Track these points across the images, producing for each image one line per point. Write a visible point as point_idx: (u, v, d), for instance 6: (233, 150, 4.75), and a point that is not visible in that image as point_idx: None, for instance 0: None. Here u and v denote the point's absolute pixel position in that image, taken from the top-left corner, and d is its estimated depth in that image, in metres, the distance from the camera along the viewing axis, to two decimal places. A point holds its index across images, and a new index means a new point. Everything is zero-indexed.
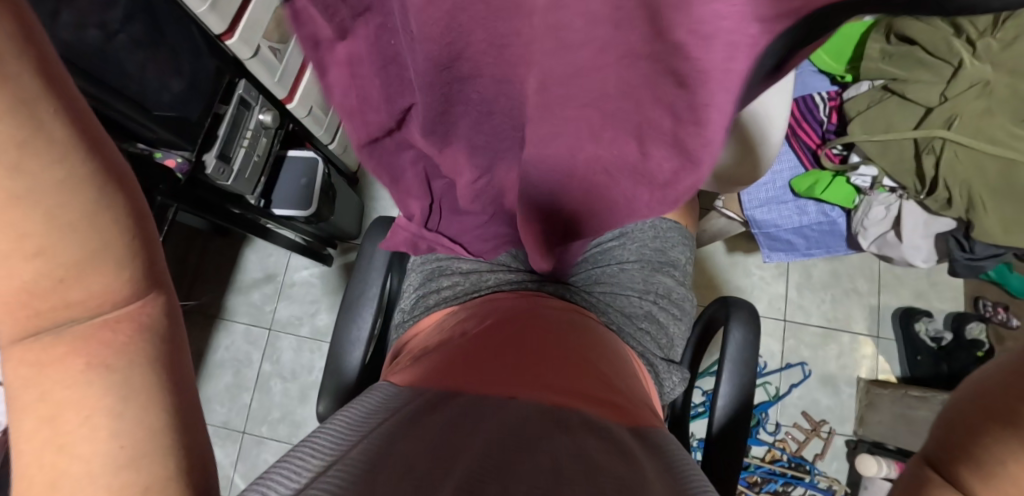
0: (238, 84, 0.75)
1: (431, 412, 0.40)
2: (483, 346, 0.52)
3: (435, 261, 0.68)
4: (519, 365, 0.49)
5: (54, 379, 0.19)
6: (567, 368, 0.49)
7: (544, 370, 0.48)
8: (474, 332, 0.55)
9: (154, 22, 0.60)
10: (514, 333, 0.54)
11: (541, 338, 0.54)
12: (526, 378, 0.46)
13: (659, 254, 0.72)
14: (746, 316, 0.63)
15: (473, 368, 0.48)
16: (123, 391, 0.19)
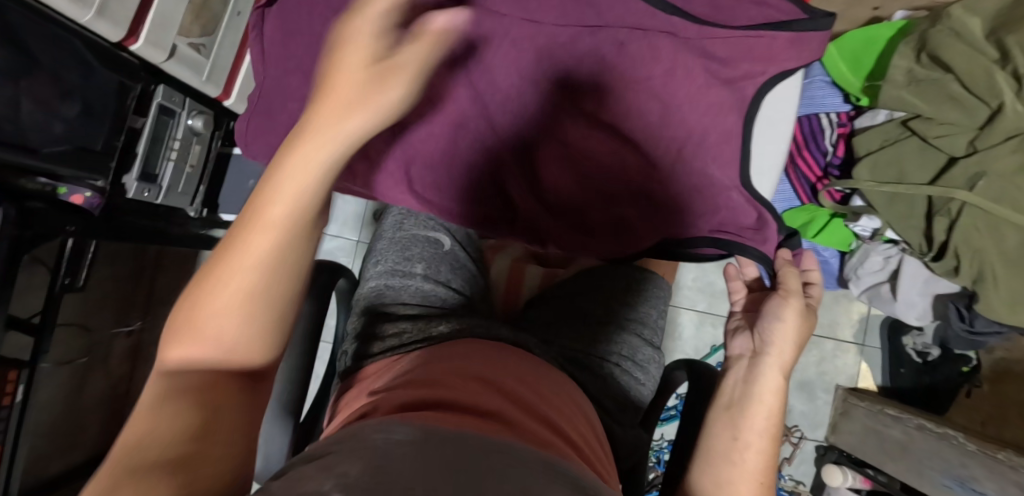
0: (158, 89, 0.65)
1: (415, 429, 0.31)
2: (455, 383, 0.45)
3: (381, 304, 0.68)
4: (500, 408, 0.42)
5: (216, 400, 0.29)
6: (545, 424, 0.43)
7: (526, 417, 0.42)
8: (446, 368, 0.49)
9: (18, 39, 0.49)
10: (489, 377, 0.48)
11: (512, 385, 0.48)
12: (502, 421, 0.39)
13: (628, 310, 0.70)
14: (698, 378, 0.57)
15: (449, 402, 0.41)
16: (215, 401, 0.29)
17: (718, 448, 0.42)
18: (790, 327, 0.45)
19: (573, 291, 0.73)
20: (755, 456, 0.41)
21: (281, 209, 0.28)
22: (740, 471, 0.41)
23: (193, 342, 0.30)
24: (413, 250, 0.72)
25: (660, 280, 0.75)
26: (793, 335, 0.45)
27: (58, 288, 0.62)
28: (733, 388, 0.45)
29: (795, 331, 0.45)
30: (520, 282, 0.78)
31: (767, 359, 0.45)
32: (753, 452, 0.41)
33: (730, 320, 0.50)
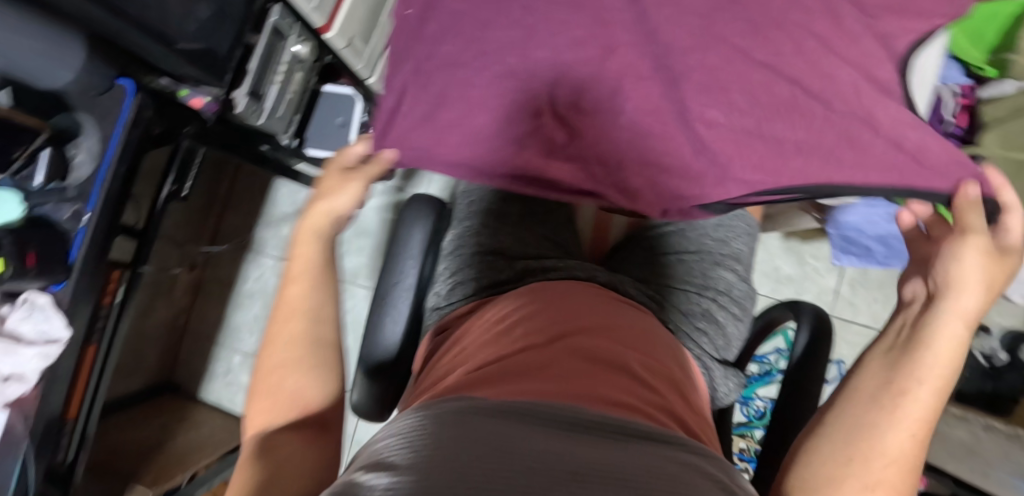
0: (275, 9, 0.65)
1: (501, 420, 0.33)
2: (538, 345, 0.46)
3: (476, 246, 0.62)
4: (581, 371, 0.42)
5: (280, 378, 0.44)
6: (631, 382, 0.43)
7: (606, 380, 0.42)
8: (527, 321, 0.49)
9: None
10: (573, 330, 0.48)
11: (599, 338, 0.48)
12: (586, 387, 0.41)
13: (719, 245, 0.62)
14: (817, 324, 0.57)
15: (529, 363, 0.43)
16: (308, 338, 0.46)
17: (866, 401, 0.38)
18: (971, 269, 0.40)
19: (661, 234, 0.65)
20: (915, 405, 0.37)
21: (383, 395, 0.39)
22: (891, 417, 0.37)
23: (272, 341, 0.46)
24: (504, 193, 0.67)
25: (751, 217, 0.65)
26: (976, 275, 0.40)
27: (165, 195, 0.64)
28: (903, 330, 0.41)
29: (980, 271, 0.40)
30: (606, 231, 0.73)
31: (945, 304, 0.40)
32: (896, 407, 0.37)
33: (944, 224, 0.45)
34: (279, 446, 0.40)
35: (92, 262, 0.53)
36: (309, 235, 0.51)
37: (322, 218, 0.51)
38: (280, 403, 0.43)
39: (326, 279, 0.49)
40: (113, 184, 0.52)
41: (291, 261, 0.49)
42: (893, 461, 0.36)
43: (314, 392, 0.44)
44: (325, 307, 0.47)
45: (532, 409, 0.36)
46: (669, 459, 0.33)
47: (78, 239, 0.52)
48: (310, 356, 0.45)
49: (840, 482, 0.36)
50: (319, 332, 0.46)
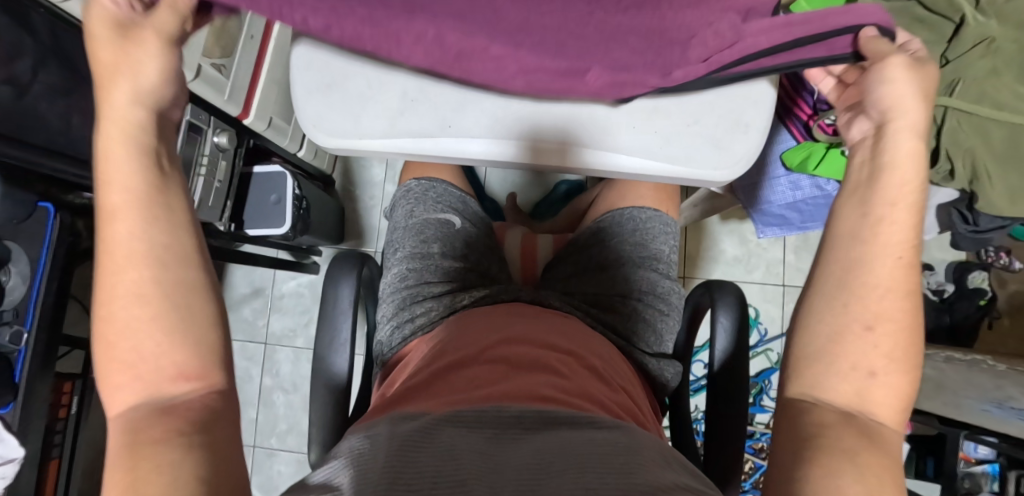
0: (186, 108, 0.70)
1: (435, 428, 0.36)
2: (470, 358, 0.48)
3: (405, 288, 0.62)
4: (505, 375, 0.44)
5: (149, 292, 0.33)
6: (554, 375, 0.45)
7: (533, 378, 0.44)
8: (454, 344, 0.50)
9: (69, 60, 0.54)
10: (501, 339, 0.50)
11: (521, 344, 0.49)
12: (518, 382, 0.43)
13: (637, 248, 0.66)
14: (732, 301, 0.61)
15: (469, 364, 0.47)
16: (161, 241, 0.34)
17: (847, 229, 0.36)
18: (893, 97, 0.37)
19: (582, 248, 0.69)
20: (895, 228, 0.35)
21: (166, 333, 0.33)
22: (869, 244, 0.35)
23: (109, 280, 0.33)
24: (426, 232, 0.66)
25: (669, 217, 0.69)
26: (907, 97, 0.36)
27: None
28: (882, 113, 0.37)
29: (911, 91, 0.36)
30: (534, 252, 0.75)
31: (897, 125, 0.36)
32: (894, 217, 0.35)
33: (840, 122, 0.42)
34: (148, 440, 0.29)
35: (35, 377, 0.55)
36: (117, 146, 0.36)
37: (137, 115, 0.37)
38: (147, 377, 0.32)
39: (166, 210, 0.35)
40: (47, 297, 0.55)
41: (100, 187, 0.35)
42: (881, 288, 0.34)
43: (196, 304, 0.34)
44: (172, 209, 0.36)
45: (460, 417, 0.38)
46: (592, 438, 0.35)
47: (21, 359, 0.54)
48: (164, 295, 0.34)
49: (842, 335, 0.34)
50: (164, 272, 0.34)
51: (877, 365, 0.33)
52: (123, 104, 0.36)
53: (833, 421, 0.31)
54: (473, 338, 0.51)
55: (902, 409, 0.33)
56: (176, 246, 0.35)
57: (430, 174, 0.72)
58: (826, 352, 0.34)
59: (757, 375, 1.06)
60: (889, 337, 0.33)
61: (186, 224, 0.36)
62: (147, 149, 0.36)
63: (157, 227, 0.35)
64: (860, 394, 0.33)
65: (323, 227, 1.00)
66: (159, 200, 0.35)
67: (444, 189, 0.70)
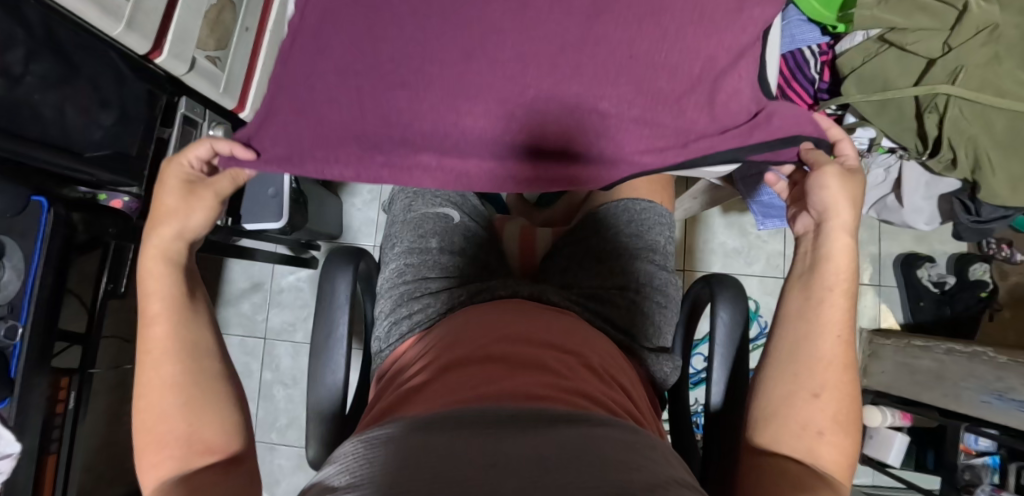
0: (181, 101, 0.70)
1: (433, 428, 0.35)
2: (467, 358, 0.47)
3: (402, 284, 0.61)
4: (502, 374, 0.43)
5: (176, 384, 0.42)
6: (550, 374, 0.44)
7: (530, 377, 0.43)
8: (452, 346, 0.50)
9: (62, 52, 0.54)
10: (497, 338, 0.49)
11: (517, 343, 0.48)
12: (516, 381, 0.42)
13: (634, 240, 0.66)
14: (729, 293, 0.60)
15: (466, 366, 0.46)
16: (189, 342, 0.43)
17: (793, 316, 0.46)
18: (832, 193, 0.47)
19: (579, 240, 0.69)
20: (834, 310, 0.45)
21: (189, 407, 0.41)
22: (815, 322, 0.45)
23: (142, 388, 0.41)
24: (424, 226, 0.66)
25: (663, 208, 0.69)
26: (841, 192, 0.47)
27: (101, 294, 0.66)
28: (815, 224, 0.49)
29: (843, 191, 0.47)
30: (533, 243, 0.74)
31: (831, 224, 0.47)
32: (833, 304, 0.45)
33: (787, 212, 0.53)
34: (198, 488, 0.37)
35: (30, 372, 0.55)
36: (157, 265, 0.45)
37: (174, 240, 0.46)
38: (181, 445, 0.40)
39: (194, 319, 0.45)
40: (42, 290, 0.55)
41: (142, 301, 0.44)
42: (820, 363, 0.43)
43: (215, 391, 0.43)
44: (198, 322, 0.45)
45: (456, 416, 0.37)
46: (592, 435, 0.34)
47: (16, 354, 0.54)
48: (193, 392, 0.42)
49: (793, 401, 0.43)
50: (192, 363, 0.43)
51: (824, 425, 0.42)
52: (169, 225, 0.46)
53: (794, 471, 0.40)
54: (470, 339, 0.50)
55: (846, 462, 0.42)
56: (197, 340, 0.44)
57: None
58: (779, 414, 0.43)
59: (757, 368, 1.06)
60: (832, 402, 0.42)
61: (209, 328, 0.46)
62: (178, 262, 0.46)
63: (184, 330, 0.44)
64: (813, 451, 0.41)
65: (322, 221, 0.99)
66: (183, 318, 0.44)
67: None
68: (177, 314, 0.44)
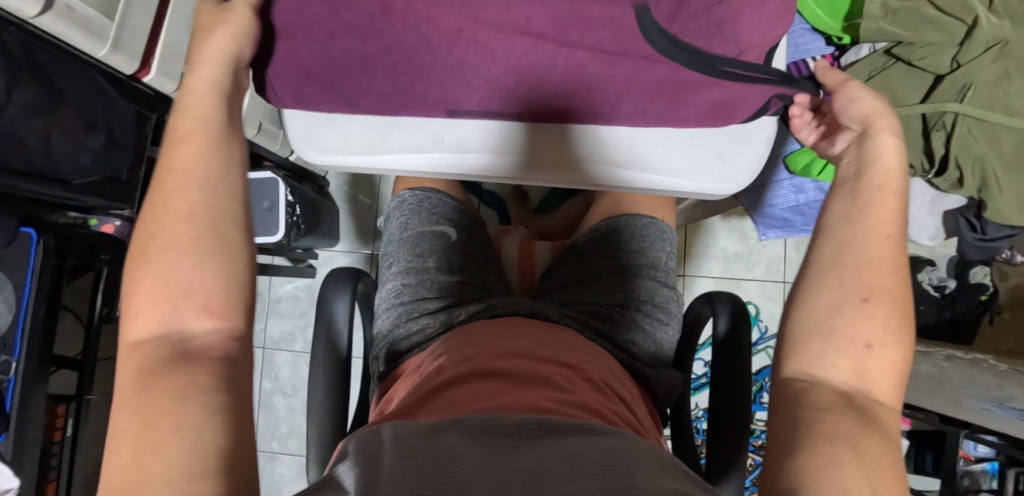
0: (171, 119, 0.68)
1: (436, 431, 0.34)
2: (470, 372, 0.46)
3: (400, 305, 0.60)
4: (504, 390, 0.42)
5: (189, 237, 0.32)
6: (555, 389, 0.43)
7: (533, 391, 0.42)
8: (455, 360, 0.48)
9: (45, 77, 0.52)
10: (499, 353, 0.48)
11: (520, 358, 0.47)
12: (518, 395, 0.41)
13: (636, 256, 0.64)
14: (731, 312, 0.59)
15: (468, 380, 0.45)
16: (210, 180, 0.33)
17: (839, 215, 0.36)
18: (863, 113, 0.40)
19: (580, 256, 0.67)
20: (885, 209, 0.35)
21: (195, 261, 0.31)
22: (866, 220, 0.34)
23: (145, 244, 0.32)
24: (420, 246, 0.64)
25: (665, 224, 0.68)
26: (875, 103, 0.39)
27: (97, 318, 0.65)
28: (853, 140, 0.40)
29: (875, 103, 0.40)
30: (532, 258, 0.73)
31: (875, 125, 0.38)
32: (881, 201, 0.35)
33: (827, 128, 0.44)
34: (170, 390, 0.27)
35: (27, 405, 0.54)
36: (198, 95, 0.36)
37: (213, 70, 0.37)
38: (171, 299, 0.30)
39: (216, 155, 0.34)
40: (34, 324, 0.54)
41: (173, 122, 0.35)
42: (869, 266, 0.33)
43: (215, 258, 0.32)
44: (222, 129, 0.35)
45: (458, 425, 0.36)
46: (598, 445, 0.33)
47: (10, 389, 0.53)
48: (204, 232, 0.32)
49: (835, 307, 0.32)
50: (217, 213, 0.33)
51: (874, 336, 0.31)
52: (206, 65, 0.37)
53: (834, 402, 0.29)
54: (472, 351, 0.49)
55: (894, 383, 0.31)
56: (216, 177, 0.34)
57: (423, 184, 0.70)
58: (825, 325, 0.32)
59: (757, 372, 1.06)
60: (884, 308, 0.32)
61: (233, 147, 0.35)
62: (220, 96, 0.37)
63: (197, 155, 0.34)
64: (859, 370, 0.31)
65: (319, 231, 0.98)
66: (213, 142, 0.35)
67: (438, 199, 0.69)
68: (192, 141, 0.34)
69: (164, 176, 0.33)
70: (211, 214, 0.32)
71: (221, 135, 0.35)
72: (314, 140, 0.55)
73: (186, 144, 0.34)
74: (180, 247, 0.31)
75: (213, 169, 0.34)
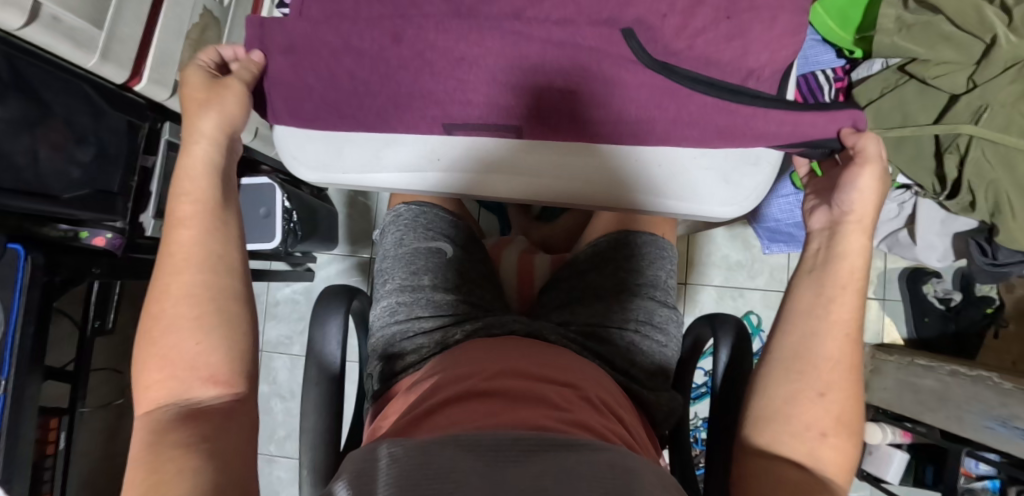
0: (164, 127, 0.66)
1: (426, 442, 0.32)
2: (465, 392, 0.43)
3: (395, 324, 0.59)
4: (502, 409, 0.40)
5: (190, 312, 0.36)
6: (551, 407, 0.41)
7: (531, 410, 0.40)
8: (450, 380, 0.46)
9: (31, 89, 0.51)
10: (496, 372, 0.46)
11: (519, 378, 0.45)
12: (513, 415, 0.39)
13: (636, 276, 0.63)
14: (730, 335, 0.58)
15: (465, 401, 0.42)
16: (209, 261, 0.38)
17: (803, 307, 0.42)
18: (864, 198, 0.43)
19: (579, 274, 0.66)
20: (843, 310, 0.41)
21: (202, 332, 0.35)
22: (828, 323, 0.41)
23: (148, 320, 0.36)
24: (417, 262, 0.63)
25: (665, 241, 0.67)
26: (872, 196, 0.43)
27: (89, 331, 0.64)
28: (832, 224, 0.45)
29: (873, 194, 0.43)
30: (531, 273, 0.72)
31: (849, 225, 0.44)
32: (841, 298, 0.41)
33: (805, 206, 0.48)
34: (171, 443, 0.30)
35: (17, 423, 0.54)
36: (200, 171, 0.41)
37: (210, 148, 0.42)
38: (179, 375, 0.34)
39: (213, 240, 0.38)
40: (23, 342, 0.53)
41: (175, 199, 0.40)
42: (825, 363, 0.40)
43: (215, 329, 0.36)
44: (224, 212, 0.40)
45: (457, 438, 0.33)
46: (600, 463, 0.31)
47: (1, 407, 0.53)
48: (203, 308, 0.36)
49: (798, 400, 0.39)
50: (216, 287, 0.37)
51: (828, 425, 0.38)
52: (201, 147, 0.41)
53: (794, 478, 0.36)
54: (471, 370, 0.47)
55: (845, 464, 0.38)
56: (218, 258, 0.38)
57: (419, 197, 0.69)
58: (786, 414, 0.39)
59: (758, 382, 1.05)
60: (837, 404, 0.39)
61: (232, 232, 0.40)
62: (218, 177, 0.41)
63: (202, 237, 0.38)
64: (813, 453, 0.38)
65: (317, 236, 0.97)
66: (214, 225, 0.39)
67: (434, 214, 0.67)
68: (197, 222, 0.39)
69: (168, 258, 0.37)
70: (210, 287, 0.37)
71: (224, 212, 0.40)
72: (307, 162, 0.53)
73: (192, 224, 0.38)
74: (187, 320, 0.35)
75: (214, 251, 0.38)
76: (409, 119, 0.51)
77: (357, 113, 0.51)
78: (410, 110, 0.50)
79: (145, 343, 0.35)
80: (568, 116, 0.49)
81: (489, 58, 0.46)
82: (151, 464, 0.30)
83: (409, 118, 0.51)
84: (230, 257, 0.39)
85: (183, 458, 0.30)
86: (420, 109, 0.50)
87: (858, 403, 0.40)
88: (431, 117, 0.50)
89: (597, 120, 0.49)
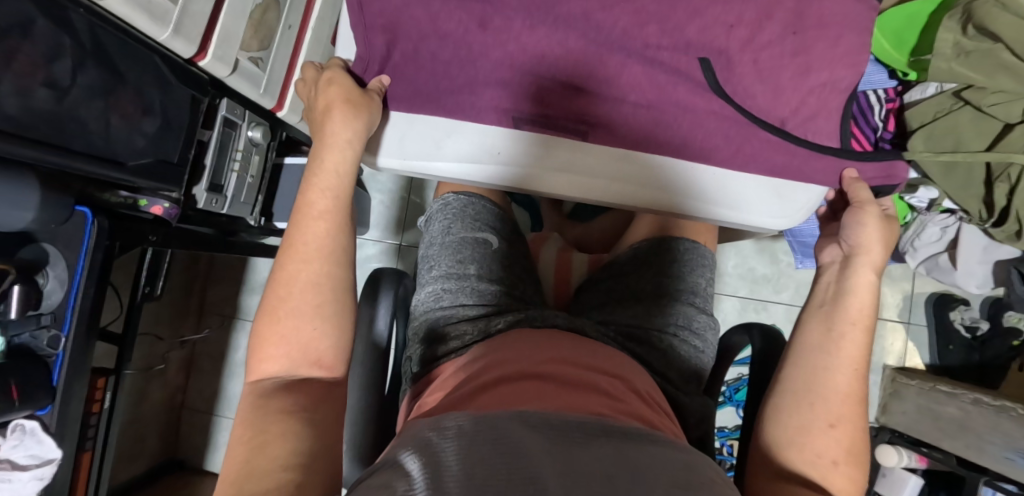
0: (221, 103, 0.68)
1: (498, 421, 0.34)
2: (515, 373, 0.45)
3: (439, 311, 0.60)
4: (557, 391, 0.42)
5: (313, 302, 0.42)
6: (602, 395, 0.42)
7: (584, 396, 0.41)
8: (499, 361, 0.48)
9: (107, 59, 0.52)
10: (547, 359, 0.47)
11: (571, 365, 0.47)
12: (567, 397, 0.41)
13: (677, 282, 0.64)
14: (766, 345, 0.59)
15: (516, 380, 0.44)
16: (334, 258, 0.43)
17: (814, 341, 0.45)
18: (870, 233, 0.47)
19: (620, 274, 0.67)
20: (854, 344, 0.43)
21: (320, 324, 0.41)
22: (838, 358, 0.43)
23: (274, 294, 0.42)
24: (463, 251, 0.64)
25: (706, 249, 0.68)
26: (876, 235, 0.47)
27: (139, 297, 0.67)
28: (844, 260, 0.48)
29: (879, 233, 0.47)
30: (568, 273, 0.73)
31: (860, 259, 0.47)
32: (853, 336, 0.44)
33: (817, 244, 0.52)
34: (277, 410, 0.37)
35: (71, 380, 0.56)
36: (332, 165, 0.46)
37: (341, 140, 0.47)
38: (293, 350, 0.41)
39: (339, 241, 0.44)
40: (84, 303, 0.55)
41: (306, 187, 0.45)
42: (836, 395, 0.42)
43: (331, 330, 0.42)
44: (348, 211, 0.46)
45: (524, 417, 0.35)
46: (663, 459, 0.33)
47: (59, 364, 0.55)
48: (322, 301, 0.42)
49: (808, 430, 0.41)
50: (338, 285, 0.43)
51: (839, 455, 0.40)
52: (340, 145, 0.47)
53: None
54: (520, 352, 0.49)
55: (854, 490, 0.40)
56: (340, 256, 0.44)
57: (467, 188, 0.70)
58: (796, 442, 0.41)
59: None
60: (848, 435, 0.41)
61: (352, 235, 0.46)
62: (347, 173, 0.47)
63: (329, 234, 0.44)
64: (825, 479, 0.39)
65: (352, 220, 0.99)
66: (339, 222, 0.45)
67: (482, 205, 0.69)
68: (326, 218, 0.44)
69: (296, 241, 0.43)
70: (331, 282, 0.43)
71: (347, 211, 0.46)
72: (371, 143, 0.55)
73: (323, 219, 0.44)
74: (310, 308, 0.41)
75: (338, 248, 0.44)
76: (478, 111, 0.53)
77: (426, 103, 0.53)
78: (480, 101, 0.52)
79: (266, 312, 0.42)
80: (629, 114, 0.51)
81: (559, 58, 0.49)
82: (263, 421, 0.36)
83: (479, 111, 0.53)
84: (348, 256, 0.45)
85: (290, 425, 0.36)
86: (488, 99, 0.52)
87: (865, 434, 0.41)
88: (498, 110, 0.52)
89: (657, 120, 0.51)
